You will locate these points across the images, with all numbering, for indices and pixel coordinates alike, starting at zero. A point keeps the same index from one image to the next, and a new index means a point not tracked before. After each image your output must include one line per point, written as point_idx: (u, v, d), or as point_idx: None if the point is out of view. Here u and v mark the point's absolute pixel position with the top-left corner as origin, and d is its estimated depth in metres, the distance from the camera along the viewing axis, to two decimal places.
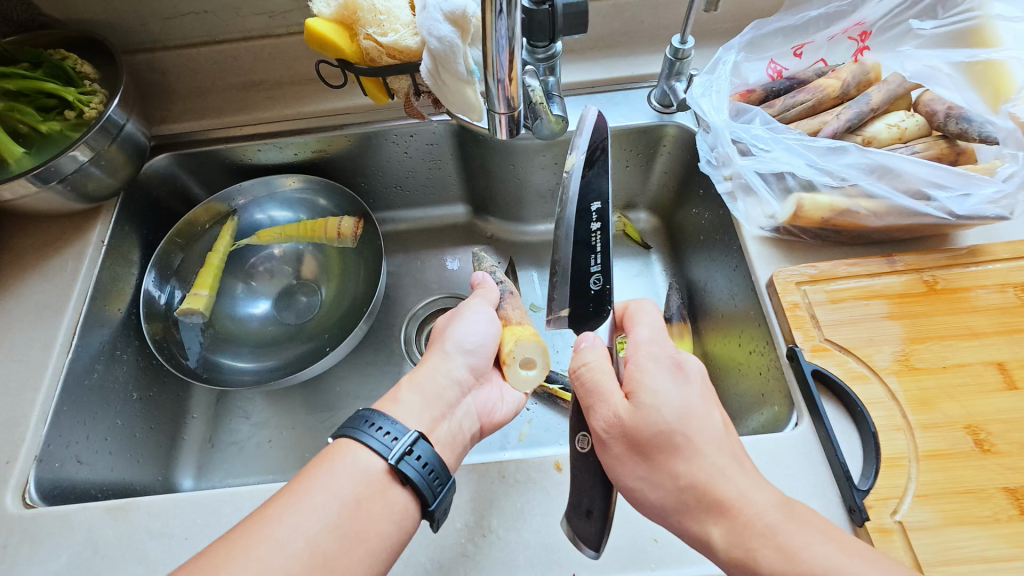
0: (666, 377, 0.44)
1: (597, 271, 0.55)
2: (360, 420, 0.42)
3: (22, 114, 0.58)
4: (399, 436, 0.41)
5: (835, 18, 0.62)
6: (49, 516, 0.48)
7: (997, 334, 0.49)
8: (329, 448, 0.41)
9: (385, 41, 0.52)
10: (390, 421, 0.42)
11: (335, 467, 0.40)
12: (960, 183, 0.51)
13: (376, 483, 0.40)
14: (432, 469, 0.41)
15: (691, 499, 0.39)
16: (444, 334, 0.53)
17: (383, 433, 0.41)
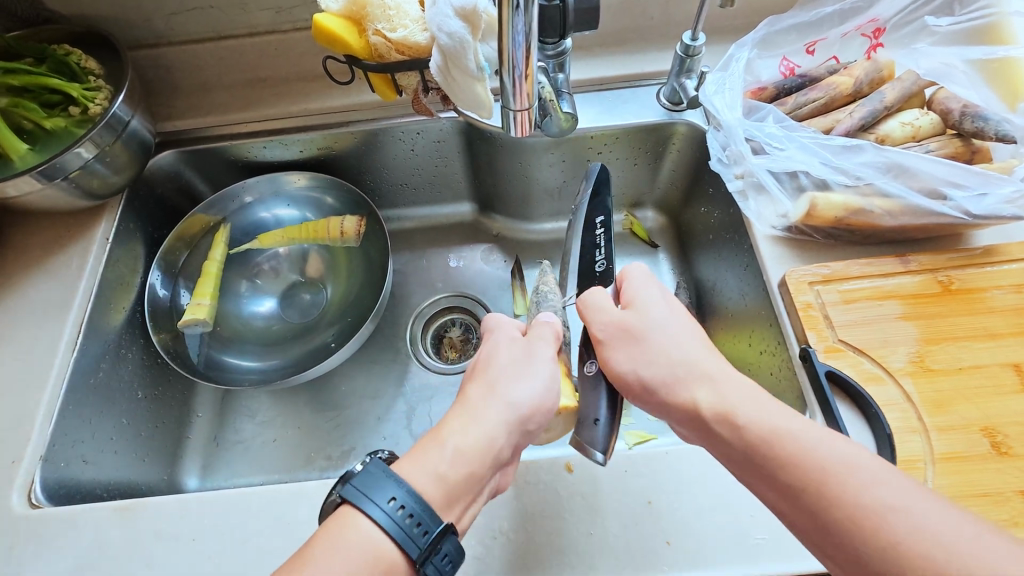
0: (659, 297, 0.48)
1: (602, 259, 0.57)
2: (374, 488, 0.36)
3: (26, 110, 0.57)
4: (428, 527, 0.36)
5: (849, 15, 0.62)
6: (55, 517, 0.48)
7: (1013, 335, 0.49)
8: (340, 517, 0.36)
9: (394, 36, 0.51)
10: (409, 496, 0.36)
11: (345, 544, 0.35)
12: (978, 182, 0.50)
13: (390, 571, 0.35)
14: (449, 557, 0.36)
15: (678, 372, 0.43)
16: (504, 384, 0.43)
17: (398, 510, 0.36)
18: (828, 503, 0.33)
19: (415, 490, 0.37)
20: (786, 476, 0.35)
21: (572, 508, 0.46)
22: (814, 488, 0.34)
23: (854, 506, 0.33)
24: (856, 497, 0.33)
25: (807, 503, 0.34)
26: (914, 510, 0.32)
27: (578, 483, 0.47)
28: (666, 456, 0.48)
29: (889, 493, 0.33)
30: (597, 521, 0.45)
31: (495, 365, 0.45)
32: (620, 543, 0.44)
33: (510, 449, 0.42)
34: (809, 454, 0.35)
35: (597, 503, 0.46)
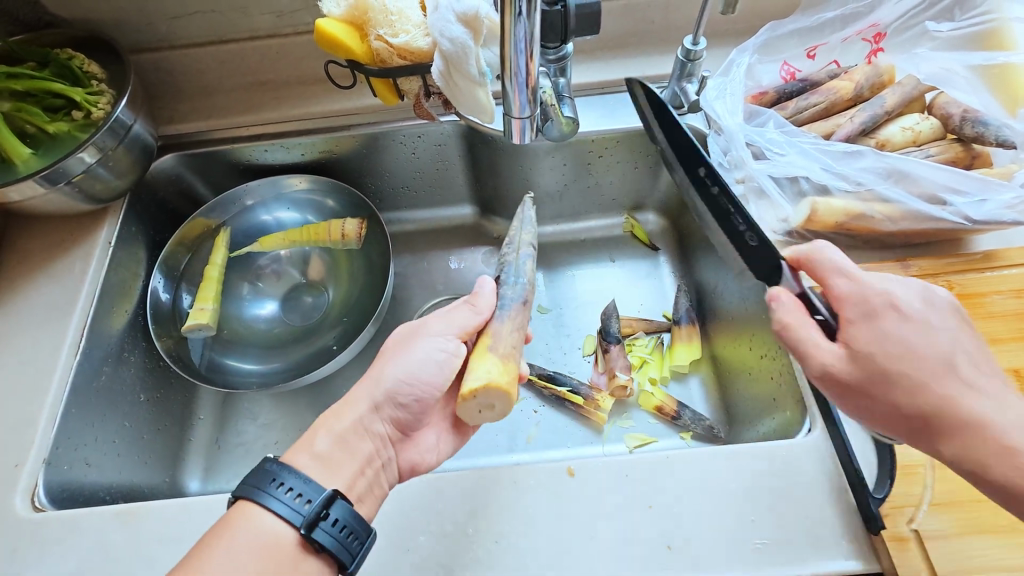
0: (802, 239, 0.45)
1: (704, 167, 0.55)
2: (266, 480, 0.41)
3: (30, 115, 0.57)
4: (313, 499, 0.41)
5: (850, 20, 0.62)
6: (58, 520, 0.48)
7: (1013, 340, 0.49)
8: (238, 511, 0.40)
9: (396, 42, 0.51)
10: (300, 481, 0.41)
11: (241, 532, 0.39)
12: (977, 188, 0.51)
13: (285, 548, 0.39)
14: (345, 526, 0.40)
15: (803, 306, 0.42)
16: (387, 362, 0.48)
17: (292, 495, 0.41)
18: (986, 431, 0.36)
19: (303, 474, 0.42)
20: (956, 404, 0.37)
21: (573, 512, 0.46)
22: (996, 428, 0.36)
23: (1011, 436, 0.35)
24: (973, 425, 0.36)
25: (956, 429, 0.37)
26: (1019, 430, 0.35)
27: (580, 487, 0.47)
28: (668, 460, 0.48)
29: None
30: (598, 525, 0.45)
31: (393, 341, 0.51)
32: (621, 547, 0.44)
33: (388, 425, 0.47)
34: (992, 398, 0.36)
35: (599, 506, 0.46)
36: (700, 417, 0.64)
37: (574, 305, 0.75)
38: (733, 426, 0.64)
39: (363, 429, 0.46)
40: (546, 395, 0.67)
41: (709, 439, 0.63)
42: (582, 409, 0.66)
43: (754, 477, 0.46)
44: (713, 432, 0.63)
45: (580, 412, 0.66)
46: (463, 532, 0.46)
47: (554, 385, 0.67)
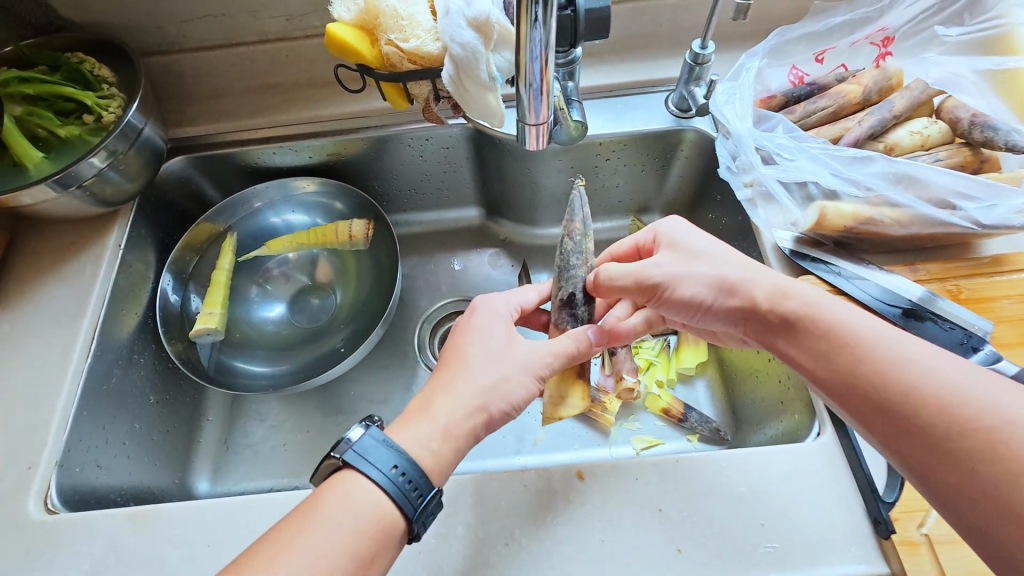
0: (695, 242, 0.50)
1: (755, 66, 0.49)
2: (379, 456, 0.40)
3: (41, 119, 0.58)
4: (419, 487, 0.40)
5: (859, 25, 0.62)
6: (72, 522, 0.48)
7: (1022, 344, 0.49)
8: (348, 483, 0.39)
9: (407, 47, 0.52)
10: (413, 467, 0.40)
11: (348, 506, 0.38)
12: (987, 193, 0.51)
13: (383, 528, 0.38)
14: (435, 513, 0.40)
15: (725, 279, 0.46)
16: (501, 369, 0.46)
17: (403, 478, 0.39)
18: (882, 381, 0.36)
19: (410, 455, 0.41)
20: (849, 362, 0.38)
21: (583, 515, 0.46)
22: (893, 380, 0.36)
23: (908, 381, 0.35)
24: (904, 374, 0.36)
25: (858, 381, 0.37)
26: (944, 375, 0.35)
27: (589, 490, 0.48)
28: (677, 463, 0.48)
29: (969, 387, 0.34)
30: (608, 529, 0.46)
31: (491, 344, 0.48)
32: (630, 552, 0.45)
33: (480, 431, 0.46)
34: (877, 347, 0.37)
35: (609, 508, 0.47)
36: (706, 419, 0.64)
37: None
38: (739, 428, 0.64)
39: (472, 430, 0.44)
40: None
41: (715, 441, 0.63)
42: (589, 411, 0.66)
43: (762, 481, 0.47)
44: (719, 435, 0.63)
45: (587, 414, 0.66)
46: (472, 535, 0.46)
47: None
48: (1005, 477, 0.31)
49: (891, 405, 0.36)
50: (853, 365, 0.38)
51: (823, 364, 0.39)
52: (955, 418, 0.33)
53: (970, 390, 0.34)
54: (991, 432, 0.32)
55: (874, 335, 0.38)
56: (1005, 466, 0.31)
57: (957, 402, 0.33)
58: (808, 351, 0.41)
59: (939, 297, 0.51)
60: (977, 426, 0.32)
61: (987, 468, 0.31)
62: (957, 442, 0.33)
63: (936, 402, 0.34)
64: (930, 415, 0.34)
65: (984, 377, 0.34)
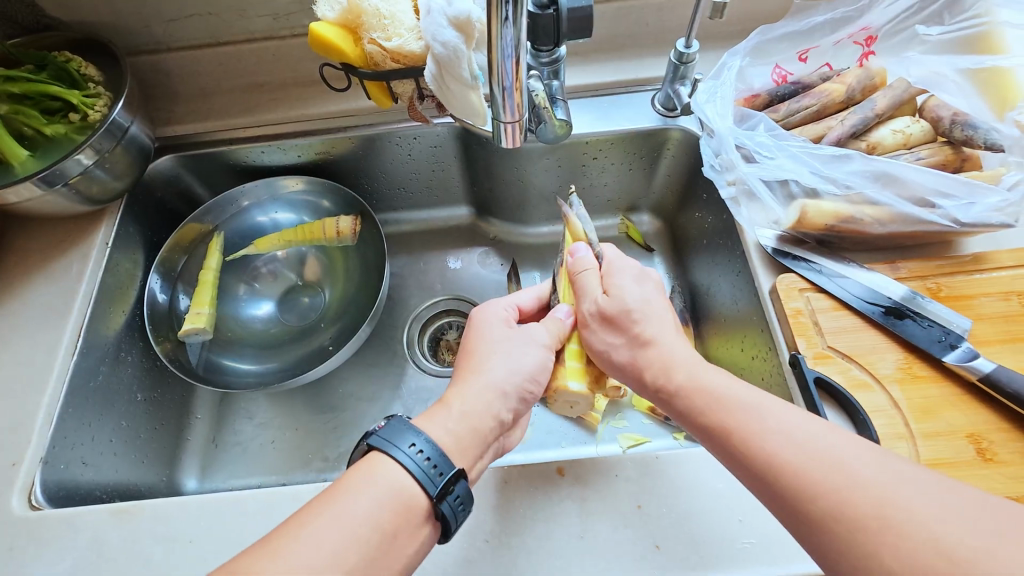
0: (631, 280, 0.50)
1: None
2: (397, 436, 0.40)
3: (28, 117, 0.58)
4: (443, 469, 0.39)
5: (841, 24, 0.62)
6: (56, 517, 0.49)
7: (1001, 342, 0.49)
8: (375, 464, 0.39)
9: (389, 46, 0.52)
10: (431, 445, 0.40)
11: (374, 484, 0.38)
12: (965, 192, 0.51)
13: (409, 511, 0.38)
14: (460, 498, 0.40)
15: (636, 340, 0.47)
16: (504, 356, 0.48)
17: (423, 457, 0.39)
18: (749, 449, 0.38)
19: (433, 440, 0.41)
20: (721, 432, 0.40)
21: (564, 511, 0.47)
22: (756, 449, 0.37)
23: (767, 448, 0.37)
24: (767, 441, 0.37)
25: (732, 453, 0.39)
26: (802, 442, 0.36)
27: (570, 487, 0.48)
28: (656, 460, 0.49)
29: (821, 449, 0.35)
30: (588, 523, 0.46)
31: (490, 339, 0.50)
32: (611, 548, 0.45)
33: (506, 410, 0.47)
34: (744, 415, 0.39)
35: (588, 505, 0.47)
36: None
37: None
38: None
39: (488, 411, 0.45)
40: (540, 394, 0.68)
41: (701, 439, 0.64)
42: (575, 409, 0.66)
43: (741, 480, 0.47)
44: None
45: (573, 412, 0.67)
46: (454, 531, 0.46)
47: None
48: (853, 535, 0.32)
49: (759, 475, 0.37)
50: (726, 434, 0.39)
51: (705, 433, 0.41)
52: (806, 483, 0.35)
53: (821, 458, 0.35)
54: (836, 495, 0.33)
55: (741, 406, 0.40)
56: (850, 526, 0.32)
57: (809, 467, 0.35)
58: (693, 422, 0.42)
59: (922, 297, 0.51)
60: (826, 489, 0.34)
61: (836, 529, 0.33)
62: (810, 505, 0.34)
63: (793, 469, 0.35)
64: (788, 481, 0.35)
65: (835, 440, 0.36)
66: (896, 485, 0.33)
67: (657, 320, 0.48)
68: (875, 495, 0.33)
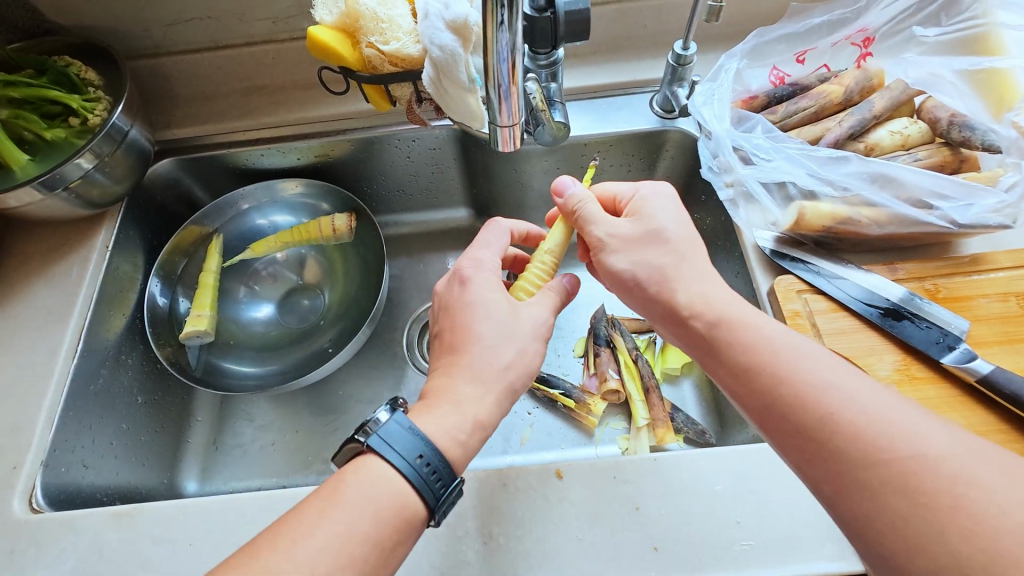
0: (665, 211, 0.49)
1: None
2: (399, 439, 0.39)
3: (27, 122, 0.58)
4: (445, 480, 0.39)
5: (838, 26, 0.62)
6: (56, 521, 0.49)
7: (998, 343, 0.49)
8: (365, 464, 0.39)
9: (387, 49, 0.52)
10: (435, 453, 0.39)
11: (363, 483, 0.38)
12: (961, 193, 0.51)
13: (408, 516, 0.38)
14: (436, 471, 0.39)
15: (665, 281, 0.46)
16: (506, 349, 0.45)
17: (423, 463, 0.39)
18: (801, 404, 0.37)
19: (437, 447, 0.40)
20: (770, 381, 0.39)
21: (561, 512, 0.47)
22: (833, 416, 0.35)
23: (823, 402, 0.36)
24: (819, 395, 0.36)
25: (780, 405, 0.38)
26: (858, 400, 0.36)
27: (568, 488, 0.48)
28: (654, 462, 0.49)
29: (882, 409, 0.35)
30: (588, 526, 0.46)
31: (493, 325, 0.46)
32: (609, 549, 0.45)
33: None
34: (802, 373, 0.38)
35: (587, 507, 0.47)
36: (692, 420, 0.64)
37: (571, 307, 0.76)
38: (724, 429, 0.64)
39: (499, 407, 0.44)
40: (539, 396, 0.68)
41: (700, 443, 0.63)
42: (573, 412, 0.67)
43: (741, 485, 0.47)
44: (705, 437, 0.63)
45: (572, 414, 0.67)
46: (453, 534, 0.46)
47: (547, 387, 0.68)
48: (913, 500, 0.32)
49: (809, 428, 0.36)
50: (775, 388, 0.38)
51: (746, 381, 0.40)
52: (871, 447, 0.34)
53: (879, 418, 0.35)
54: (917, 465, 0.32)
55: (793, 361, 0.39)
56: (912, 491, 0.32)
57: (864, 425, 0.34)
58: (734, 370, 0.41)
59: (920, 298, 0.51)
60: (894, 457, 0.33)
61: (903, 500, 0.32)
62: (869, 465, 0.33)
63: (848, 425, 0.35)
64: (842, 442, 0.35)
65: (893, 403, 0.35)
66: (969, 461, 0.32)
67: (699, 262, 0.47)
68: (943, 468, 0.32)
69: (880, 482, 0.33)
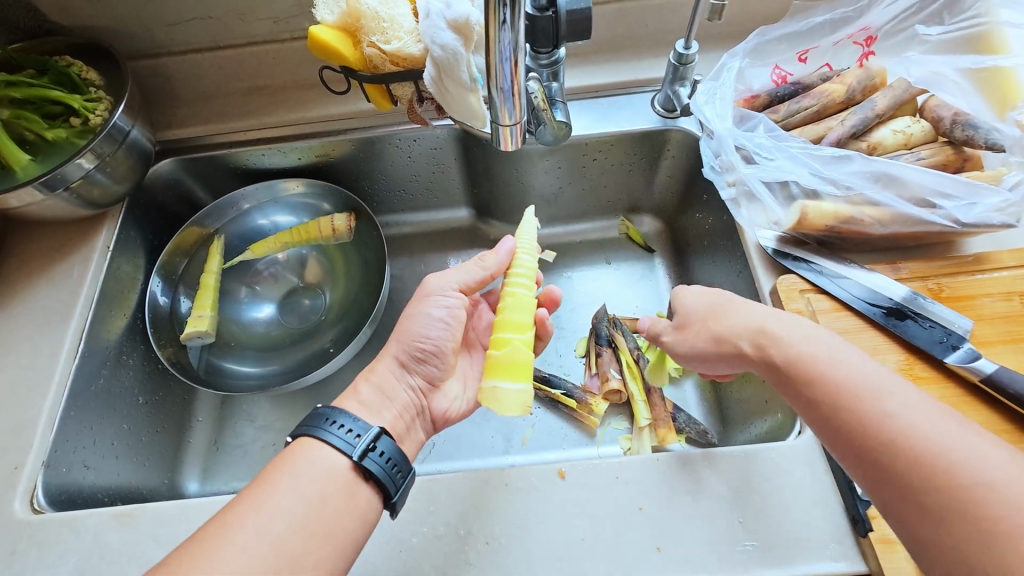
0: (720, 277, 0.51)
1: None
2: (320, 419, 0.43)
3: (28, 122, 0.58)
4: (361, 432, 0.43)
5: (841, 24, 0.62)
6: (57, 522, 0.49)
7: (1002, 342, 0.49)
8: (297, 447, 0.42)
9: (388, 49, 0.52)
10: (351, 418, 0.43)
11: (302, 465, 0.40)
12: (965, 192, 0.51)
13: (343, 479, 0.40)
14: (393, 461, 0.42)
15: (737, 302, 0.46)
16: (408, 323, 0.53)
17: (345, 430, 0.43)
18: (864, 429, 0.36)
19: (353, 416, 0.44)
20: (832, 403, 0.38)
21: (563, 512, 0.47)
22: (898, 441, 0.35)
23: (889, 426, 0.35)
24: (881, 419, 0.36)
25: (842, 427, 0.37)
26: (923, 426, 0.34)
27: (570, 489, 0.48)
28: (656, 462, 0.49)
29: (949, 436, 0.34)
30: (590, 526, 0.46)
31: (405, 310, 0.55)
32: (611, 549, 0.45)
33: (417, 379, 0.52)
34: (855, 378, 0.38)
35: (589, 507, 0.47)
36: (694, 420, 0.64)
37: (571, 307, 0.76)
38: (726, 428, 0.64)
39: (398, 378, 0.50)
40: (540, 396, 0.68)
41: (702, 443, 0.63)
42: (575, 412, 0.67)
43: (744, 485, 0.47)
44: (707, 437, 0.63)
45: (574, 414, 0.67)
46: (454, 534, 0.46)
47: (548, 387, 0.67)
48: (979, 533, 0.31)
49: (871, 453, 0.36)
50: (836, 410, 0.38)
51: (809, 401, 0.40)
52: (935, 471, 0.33)
53: (946, 448, 0.33)
54: (986, 496, 0.31)
55: (858, 383, 0.38)
56: (978, 524, 0.31)
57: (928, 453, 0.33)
58: (799, 389, 0.41)
59: (923, 297, 0.51)
60: (955, 482, 0.32)
61: (966, 531, 0.31)
62: (935, 493, 0.32)
63: (914, 452, 0.34)
64: (906, 468, 0.34)
65: (958, 428, 0.34)
66: None
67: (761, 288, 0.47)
68: (1010, 500, 0.30)
69: (944, 510, 0.32)
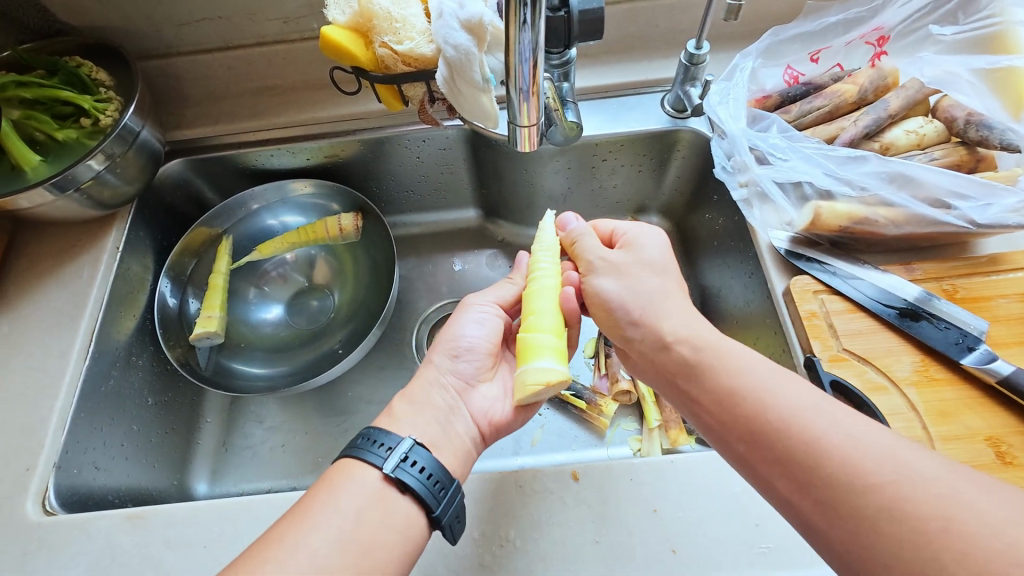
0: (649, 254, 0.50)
1: None
2: (359, 438, 0.43)
3: (39, 122, 0.58)
4: (394, 445, 0.42)
5: (853, 25, 0.62)
6: (68, 524, 0.48)
7: (1018, 343, 0.49)
8: (336, 470, 0.42)
9: (401, 49, 0.52)
10: (385, 433, 0.43)
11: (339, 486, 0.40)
12: (981, 193, 0.51)
13: (377, 495, 0.40)
14: (431, 474, 0.42)
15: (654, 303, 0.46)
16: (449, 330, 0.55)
17: (379, 446, 0.42)
18: (785, 432, 0.35)
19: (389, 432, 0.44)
20: (751, 410, 0.37)
21: (577, 514, 0.47)
22: (816, 445, 0.34)
23: (808, 429, 0.34)
24: (802, 424, 0.35)
25: (762, 434, 0.36)
26: (839, 429, 0.34)
27: (584, 491, 0.48)
28: (670, 464, 0.48)
29: (861, 435, 0.33)
30: (604, 528, 0.46)
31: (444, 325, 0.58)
32: (626, 551, 0.44)
33: (452, 380, 0.52)
34: (770, 387, 0.37)
35: (603, 509, 0.47)
36: None
37: None
38: None
39: (431, 383, 0.50)
40: (550, 398, 0.68)
41: (713, 445, 0.63)
42: (585, 413, 0.67)
43: (758, 486, 0.46)
44: None
45: (584, 416, 0.66)
46: (468, 536, 0.46)
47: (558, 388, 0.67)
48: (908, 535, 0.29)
49: (793, 458, 0.34)
50: (756, 416, 0.37)
51: (725, 411, 0.39)
52: (852, 470, 0.32)
53: (853, 446, 0.33)
54: (901, 495, 0.30)
55: (771, 390, 0.37)
56: (905, 524, 0.29)
57: (849, 455, 0.32)
58: (714, 398, 0.40)
59: (938, 298, 0.51)
60: (877, 479, 0.31)
61: (893, 535, 0.29)
62: (861, 497, 0.31)
63: (830, 454, 0.33)
64: (828, 472, 0.32)
65: (872, 428, 0.34)
66: (952, 479, 0.30)
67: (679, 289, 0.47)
68: (932, 494, 0.30)
69: (868, 513, 0.31)
